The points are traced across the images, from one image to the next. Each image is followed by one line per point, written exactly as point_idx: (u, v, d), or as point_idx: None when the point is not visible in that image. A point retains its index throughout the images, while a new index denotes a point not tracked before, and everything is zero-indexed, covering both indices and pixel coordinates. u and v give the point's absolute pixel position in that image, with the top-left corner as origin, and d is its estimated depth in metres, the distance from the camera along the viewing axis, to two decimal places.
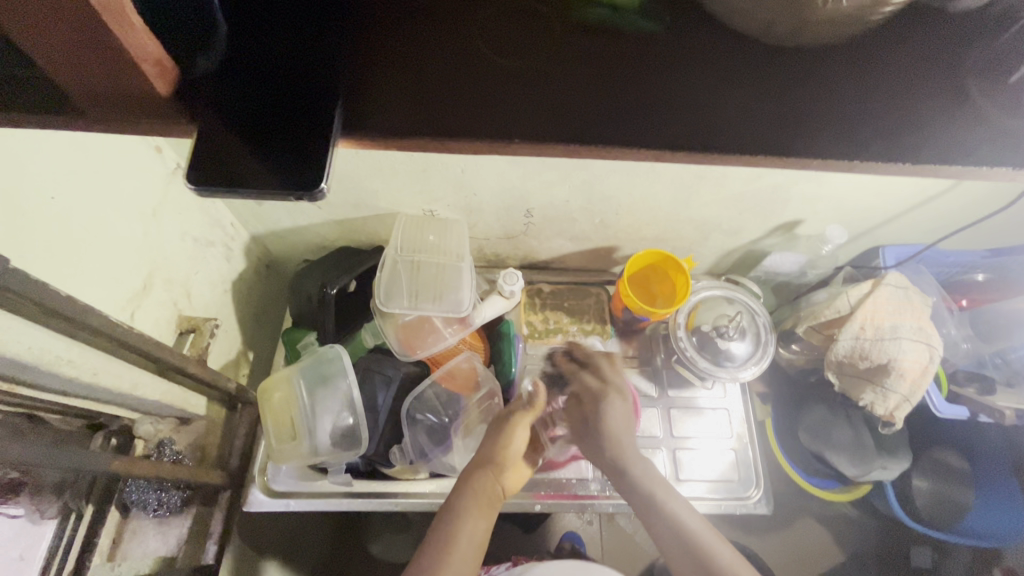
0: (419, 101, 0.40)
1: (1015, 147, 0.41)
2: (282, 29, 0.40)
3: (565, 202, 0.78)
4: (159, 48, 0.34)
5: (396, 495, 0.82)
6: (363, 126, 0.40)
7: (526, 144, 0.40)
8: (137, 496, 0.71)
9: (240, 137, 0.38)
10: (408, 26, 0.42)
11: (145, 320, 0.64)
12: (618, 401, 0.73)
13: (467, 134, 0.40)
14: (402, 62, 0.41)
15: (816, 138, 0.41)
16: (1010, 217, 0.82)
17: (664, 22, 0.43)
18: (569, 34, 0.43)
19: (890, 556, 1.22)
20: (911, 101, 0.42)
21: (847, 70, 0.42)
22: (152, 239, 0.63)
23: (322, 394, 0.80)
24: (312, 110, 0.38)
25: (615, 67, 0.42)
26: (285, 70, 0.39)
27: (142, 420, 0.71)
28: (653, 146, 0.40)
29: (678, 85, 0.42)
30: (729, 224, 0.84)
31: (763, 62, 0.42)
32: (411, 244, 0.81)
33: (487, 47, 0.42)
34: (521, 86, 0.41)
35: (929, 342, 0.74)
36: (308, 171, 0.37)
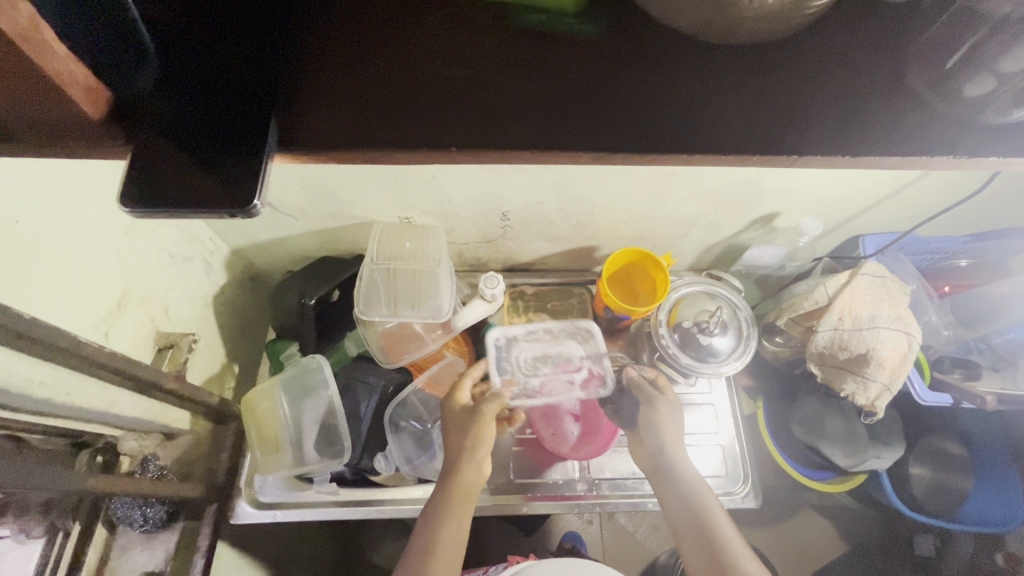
0: (361, 114, 0.41)
1: (962, 132, 0.42)
2: (216, 44, 0.41)
3: (538, 204, 0.79)
4: (87, 75, 0.35)
5: (383, 502, 0.82)
6: (302, 139, 0.40)
7: (465, 151, 0.40)
8: (123, 512, 0.71)
9: (178, 156, 0.38)
10: (347, 40, 0.43)
11: (121, 338, 0.64)
12: (666, 411, 0.79)
13: (410, 145, 0.40)
14: (344, 76, 0.42)
15: (764, 134, 0.41)
16: (989, 202, 0.82)
17: (601, 24, 0.43)
18: (506, 40, 0.43)
19: (891, 543, 1.21)
20: (858, 93, 0.42)
21: (786, 66, 0.43)
22: (127, 259, 0.63)
23: (305, 405, 0.80)
24: (247, 127, 0.39)
25: (555, 72, 0.42)
26: (223, 86, 0.40)
27: (125, 438, 0.72)
28: (595, 150, 0.40)
29: (618, 86, 0.42)
30: (706, 220, 0.84)
31: (705, 60, 0.43)
32: (388, 251, 0.81)
33: (427, 58, 0.42)
34: (459, 94, 0.41)
35: (907, 331, 0.74)
36: (243, 188, 0.37)
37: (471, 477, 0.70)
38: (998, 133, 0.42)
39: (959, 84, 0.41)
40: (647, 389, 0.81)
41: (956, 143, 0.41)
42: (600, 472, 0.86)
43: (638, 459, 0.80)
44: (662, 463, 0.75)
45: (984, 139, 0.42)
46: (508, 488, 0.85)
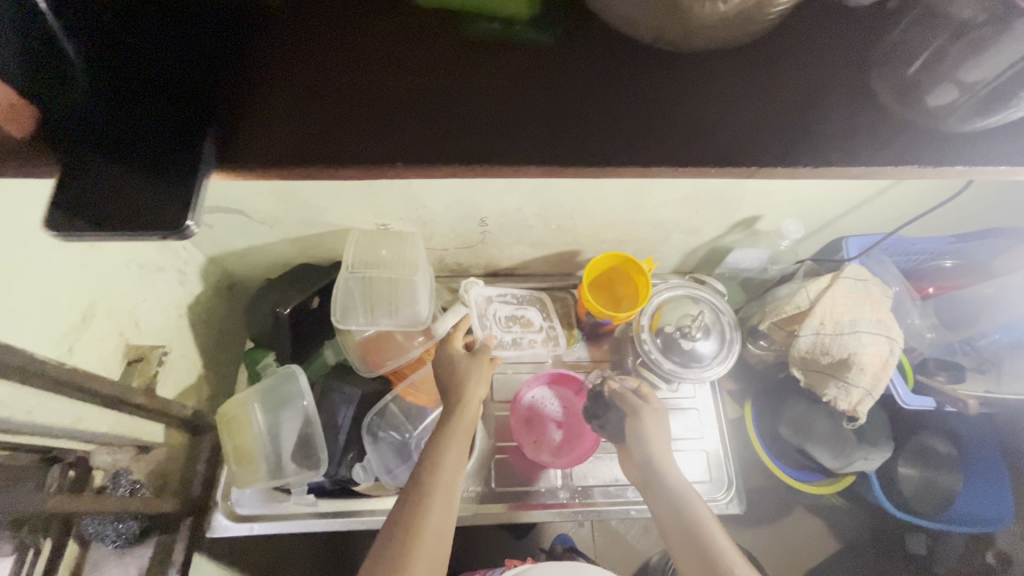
0: (300, 129, 0.39)
1: (924, 141, 0.42)
2: (143, 58, 0.39)
3: (517, 210, 0.78)
4: (10, 94, 0.35)
5: (362, 513, 0.81)
6: (234, 161, 0.39)
7: (410, 169, 0.39)
8: (94, 528, 0.70)
9: (111, 174, 0.36)
10: (282, 51, 0.41)
11: (87, 353, 0.63)
12: (653, 416, 0.77)
13: (354, 163, 0.38)
14: (282, 89, 0.40)
15: (724, 146, 0.40)
16: (973, 203, 0.81)
17: (555, 34, 0.42)
18: (459, 50, 0.42)
19: (888, 546, 1.17)
20: (820, 104, 0.42)
21: (746, 71, 0.42)
22: (93, 272, 0.62)
23: (281, 416, 0.79)
24: (178, 146, 0.37)
25: (506, 91, 0.41)
26: (164, 103, 0.38)
27: (98, 451, 0.69)
28: (552, 166, 0.39)
29: (576, 94, 0.41)
30: (687, 223, 0.83)
31: (659, 68, 0.42)
32: (364, 259, 0.80)
33: (371, 67, 0.41)
34: (406, 107, 0.40)
35: (889, 335, 0.73)
36: (174, 207, 0.35)
37: (450, 455, 0.64)
38: (957, 143, 0.42)
39: (924, 93, 0.42)
40: (632, 398, 0.79)
41: (915, 154, 0.41)
42: (583, 479, 0.86)
43: (627, 470, 0.78)
44: (649, 473, 0.73)
45: (940, 148, 0.42)
46: (490, 496, 0.84)
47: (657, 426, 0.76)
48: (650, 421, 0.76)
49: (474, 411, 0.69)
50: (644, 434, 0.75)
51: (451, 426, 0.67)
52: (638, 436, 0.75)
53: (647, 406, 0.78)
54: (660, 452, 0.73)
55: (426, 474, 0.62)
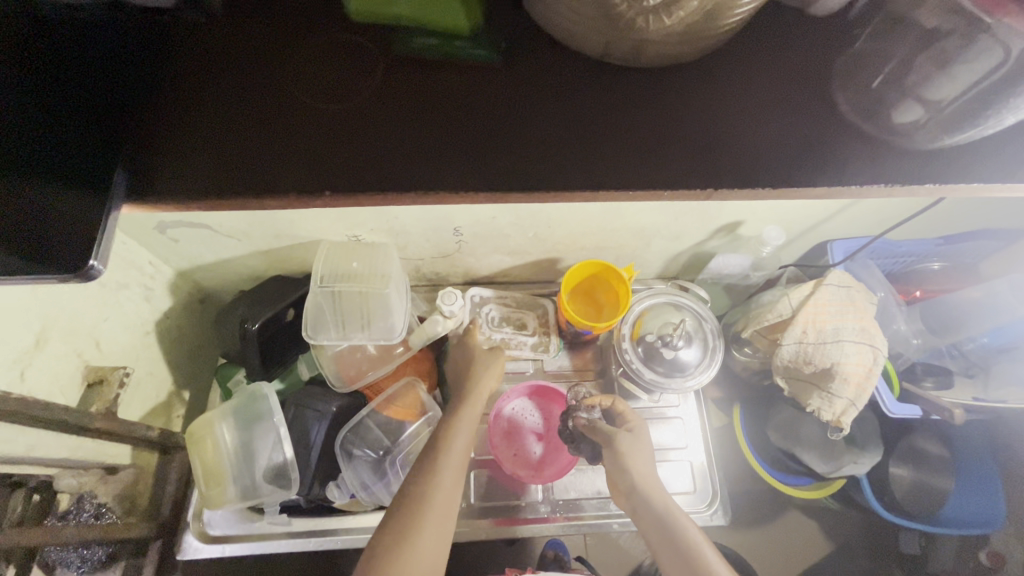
0: (221, 158, 0.41)
1: (876, 152, 0.42)
2: (55, 91, 0.40)
3: (490, 219, 0.75)
4: None
5: (338, 531, 0.80)
6: (146, 192, 0.40)
7: (338, 196, 0.39)
8: (58, 555, 0.68)
9: (11, 212, 0.37)
10: (205, 83, 0.43)
11: (40, 377, 0.61)
12: (628, 435, 0.73)
13: (274, 189, 0.40)
14: (206, 119, 0.42)
15: (664, 164, 0.41)
16: (961, 205, 0.78)
17: (498, 49, 0.43)
18: (390, 70, 0.43)
19: (881, 552, 1.15)
20: (762, 118, 0.42)
21: (693, 84, 0.43)
22: (49, 294, 0.60)
23: (251, 435, 0.77)
24: (88, 178, 0.39)
25: (434, 110, 0.41)
26: (72, 139, 0.39)
27: (63, 475, 0.67)
28: (488, 190, 0.39)
29: (507, 111, 0.41)
30: (667, 230, 0.81)
31: (598, 82, 0.42)
32: (334, 272, 0.77)
33: (297, 94, 0.42)
34: (334, 132, 0.41)
35: (872, 344, 0.71)
36: (78, 247, 0.37)
37: (455, 447, 0.64)
38: (903, 156, 0.43)
39: (887, 109, 0.44)
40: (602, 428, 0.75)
41: (865, 167, 0.42)
42: (564, 493, 0.84)
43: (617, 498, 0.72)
44: (637, 499, 0.68)
45: (892, 160, 0.43)
46: (469, 511, 0.83)
47: (638, 449, 0.72)
48: (630, 444, 0.72)
49: (474, 409, 0.71)
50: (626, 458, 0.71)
51: (456, 421, 0.68)
52: (621, 459, 0.71)
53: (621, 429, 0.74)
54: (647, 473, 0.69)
55: (427, 467, 0.62)
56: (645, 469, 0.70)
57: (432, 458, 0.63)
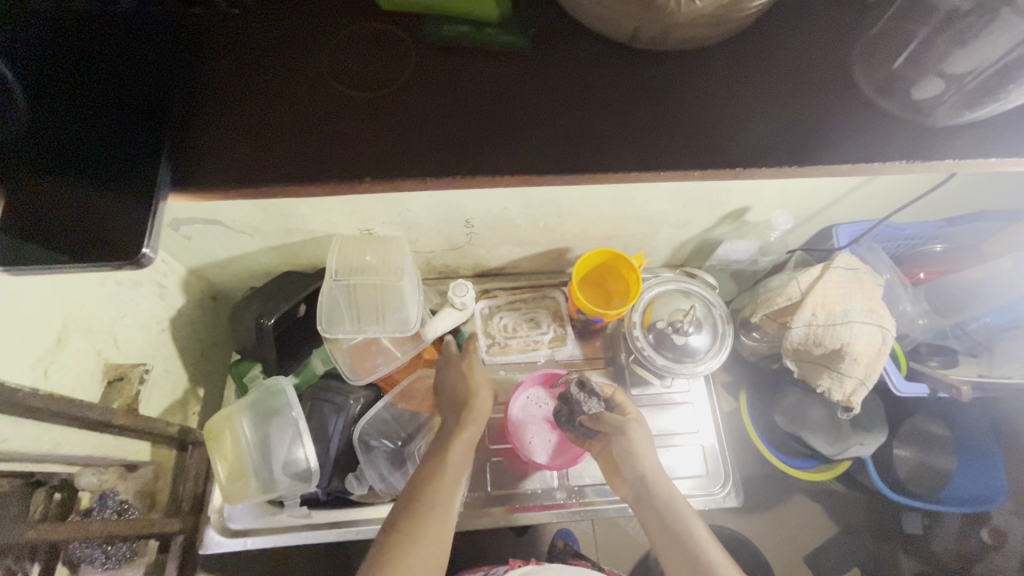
0: (258, 150, 0.41)
1: (891, 130, 0.43)
2: (97, 86, 0.40)
3: (502, 210, 0.76)
4: None
5: (357, 523, 0.80)
6: (192, 182, 0.40)
7: (382, 180, 0.39)
8: (83, 551, 0.67)
9: (70, 207, 0.37)
10: (243, 75, 0.43)
11: (62, 375, 0.61)
12: (638, 426, 0.74)
13: (310, 176, 0.39)
14: (244, 111, 0.42)
15: (697, 145, 0.41)
16: (965, 187, 0.80)
17: (527, 36, 0.43)
18: (423, 60, 0.43)
19: (885, 531, 1.17)
20: (784, 102, 0.43)
21: (718, 69, 0.43)
22: (69, 292, 0.60)
23: (269, 428, 0.77)
24: (133, 169, 0.39)
25: (466, 98, 0.42)
26: (119, 130, 0.39)
27: (83, 472, 0.67)
28: (525, 172, 0.39)
29: (538, 98, 0.42)
30: (676, 217, 0.81)
31: (627, 69, 0.43)
32: (347, 266, 0.77)
33: (328, 84, 0.42)
34: (369, 123, 0.41)
35: (881, 324, 0.72)
36: (129, 236, 0.36)
37: (453, 464, 0.65)
38: (923, 133, 0.44)
39: (905, 86, 0.44)
40: (609, 416, 0.75)
41: (877, 146, 0.43)
42: (579, 479, 0.85)
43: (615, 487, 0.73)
44: (643, 490, 0.68)
45: (912, 138, 0.43)
46: (486, 500, 0.84)
47: (647, 442, 0.73)
48: (640, 436, 0.73)
49: (483, 406, 0.73)
50: (638, 447, 0.71)
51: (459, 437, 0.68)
52: (630, 449, 0.71)
53: (629, 419, 0.75)
54: (656, 464, 0.70)
55: (428, 482, 0.63)
56: (653, 458, 0.71)
57: (436, 473, 0.64)
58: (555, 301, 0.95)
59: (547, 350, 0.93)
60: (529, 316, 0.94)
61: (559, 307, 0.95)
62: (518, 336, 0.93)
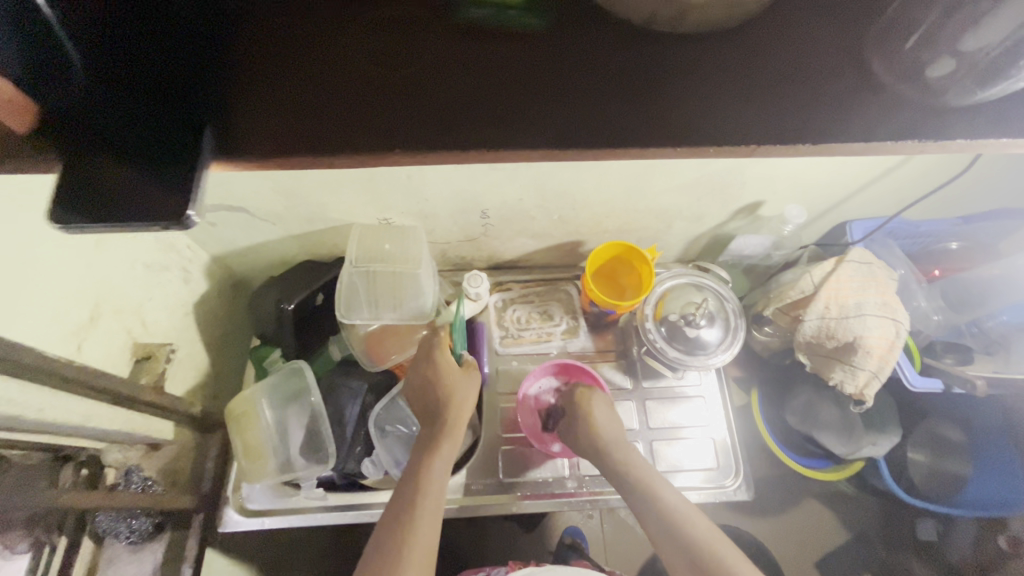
0: (298, 118, 0.38)
1: (920, 114, 0.41)
2: (136, 34, 0.36)
3: (517, 201, 0.77)
4: (11, 88, 0.32)
5: (371, 506, 0.82)
6: (234, 146, 0.38)
7: (409, 154, 0.39)
8: (108, 525, 0.70)
9: (109, 171, 0.35)
10: (276, 39, 0.40)
11: (94, 352, 0.63)
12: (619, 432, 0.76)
13: (344, 147, 0.38)
14: (278, 75, 0.39)
15: (728, 122, 0.40)
16: (980, 184, 0.79)
17: (551, 18, 0.42)
18: (451, 36, 0.41)
19: (895, 532, 1.16)
20: (813, 79, 0.41)
21: (744, 48, 0.42)
22: (99, 271, 0.62)
23: (290, 411, 0.80)
24: (174, 134, 0.36)
25: (496, 73, 0.40)
26: (160, 88, 0.37)
27: (109, 450, 0.70)
28: (550, 147, 0.39)
29: (564, 81, 0.41)
30: (689, 210, 0.82)
31: (652, 47, 0.42)
32: (365, 253, 0.79)
33: (365, 57, 0.40)
34: (406, 96, 0.39)
35: (895, 317, 0.72)
36: (173, 197, 0.34)
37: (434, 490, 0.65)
38: (940, 114, 0.41)
39: (920, 67, 0.42)
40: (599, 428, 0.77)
41: (903, 124, 0.41)
42: (589, 468, 0.86)
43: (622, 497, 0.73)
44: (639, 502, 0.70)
45: (937, 121, 0.41)
46: (498, 487, 0.85)
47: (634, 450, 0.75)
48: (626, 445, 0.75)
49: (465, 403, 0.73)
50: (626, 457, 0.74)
51: (429, 479, 0.66)
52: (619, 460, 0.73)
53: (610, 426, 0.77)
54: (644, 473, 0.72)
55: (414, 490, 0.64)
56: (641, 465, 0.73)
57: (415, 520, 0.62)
58: (568, 294, 0.96)
59: (560, 341, 0.94)
60: (541, 308, 0.96)
61: (572, 299, 0.96)
62: (531, 328, 0.94)
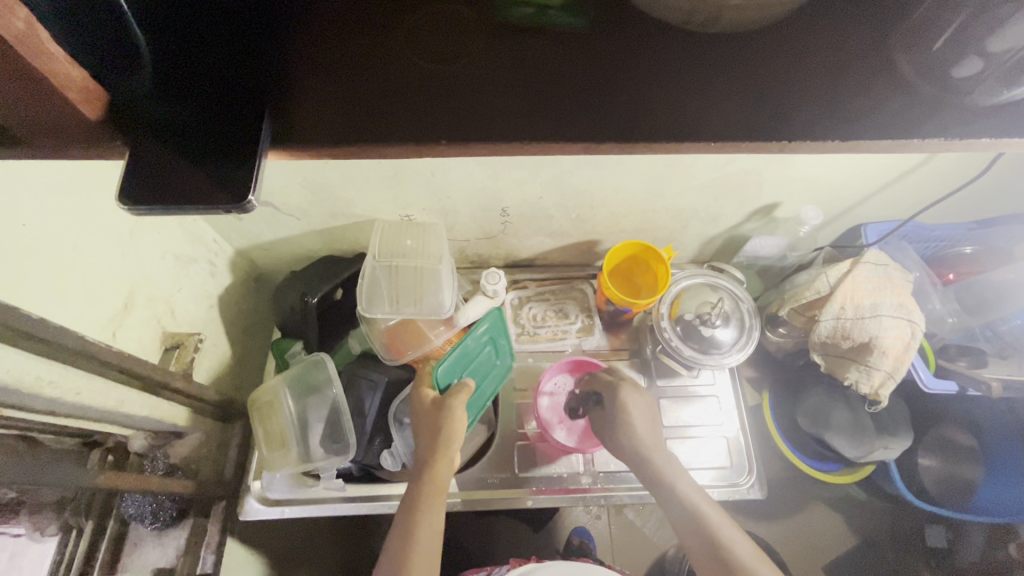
0: (352, 112, 0.40)
1: (944, 113, 0.42)
2: (204, 27, 0.38)
3: (537, 199, 0.79)
4: (85, 78, 0.34)
5: (389, 498, 0.83)
6: (291, 136, 0.40)
7: (455, 146, 0.41)
8: (135, 509, 0.72)
9: (175, 158, 0.38)
10: (331, 31, 0.41)
11: (127, 338, 0.65)
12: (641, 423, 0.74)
13: (395, 139, 0.40)
14: (332, 70, 0.41)
15: (756, 119, 0.42)
16: (996, 188, 0.80)
17: (589, 17, 0.43)
18: (494, 35, 0.42)
19: (905, 537, 1.16)
20: (841, 79, 0.42)
21: (776, 48, 0.43)
22: (133, 261, 0.64)
23: (311, 402, 0.81)
24: (236, 121, 0.38)
25: (536, 72, 0.42)
26: (224, 79, 0.39)
27: (135, 436, 0.71)
28: (585, 141, 0.41)
29: (600, 79, 0.42)
30: (706, 211, 0.83)
31: (685, 47, 0.43)
32: (389, 249, 0.81)
33: (415, 55, 0.42)
34: (452, 94, 0.41)
35: (910, 318, 0.73)
36: (234, 182, 0.37)
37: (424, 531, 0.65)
38: (961, 114, 0.42)
39: (946, 67, 0.43)
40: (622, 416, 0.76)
41: (924, 123, 0.42)
42: (604, 465, 0.87)
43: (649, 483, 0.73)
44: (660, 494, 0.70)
45: (959, 120, 0.42)
46: (513, 482, 0.86)
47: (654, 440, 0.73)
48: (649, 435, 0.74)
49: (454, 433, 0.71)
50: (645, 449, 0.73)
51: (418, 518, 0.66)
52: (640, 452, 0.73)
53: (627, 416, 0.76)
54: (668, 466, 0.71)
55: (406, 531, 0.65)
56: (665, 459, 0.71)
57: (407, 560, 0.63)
58: (584, 292, 0.98)
59: (575, 339, 0.95)
60: (557, 306, 0.97)
61: (587, 298, 0.97)
62: (547, 326, 0.96)
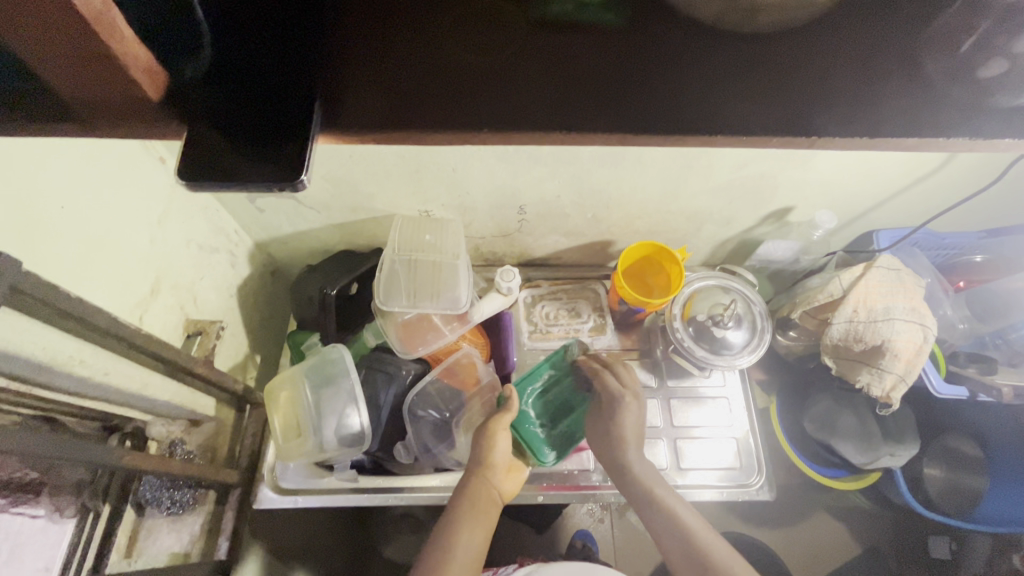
0: (395, 96, 0.41)
1: (968, 114, 0.43)
2: (258, 23, 0.40)
3: (556, 198, 0.80)
4: (149, 58, 0.35)
5: (399, 490, 0.84)
6: (339, 122, 0.41)
7: (495, 132, 0.41)
8: (152, 494, 0.72)
9: (227, 139, 0.38)
10: (376, 24, 0.43)
11: (153, 323, 0.66)
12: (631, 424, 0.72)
13: (437, 124, 0.41)
14: (375, 59, 0.42)
15: (788, 114, 0.43)
16: (1007, 196, 0.82)
17: (625, 15, 0.45)
18: (533, 32, 0.44)
19: (910, 545, 1.16)
20: (867, 80, 0.43)
21: (804, 48, 0.44)
22: (161, 247, 0.66)
23: (327, 393, 0.82)
24: (288, 103, 0.39)
25: (572, 66, 0.43)
26: (276, 68, 0.40)
27: (154, 423, 0.72)
28: (619, 132, 0.42)
29: (633, 74, 0.43)
30: (719, 214, 0.84)
31: (716, 44, 0.44)
32: (408, 244, 0.82)
33: (455, 45, 0.43)
34: (492, 83, 0.42)
35: (923, 322, 0.74)
36: (287, 162, 0.38)
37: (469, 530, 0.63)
38: (984, 114, 0.43)
39: (972, 67, 0.44)
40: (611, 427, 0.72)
41: (950, 122, 0.42)
42: None
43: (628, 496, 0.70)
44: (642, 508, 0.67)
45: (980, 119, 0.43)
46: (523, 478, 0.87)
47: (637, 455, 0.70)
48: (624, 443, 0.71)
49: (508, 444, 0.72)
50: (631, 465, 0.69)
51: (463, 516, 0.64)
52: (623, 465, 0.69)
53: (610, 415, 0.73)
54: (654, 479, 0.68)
55: (450, 527, 0.64)
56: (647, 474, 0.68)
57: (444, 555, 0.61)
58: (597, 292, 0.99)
59: (587, 338, 0.96)
60: (570, 305, 0.98)
61: (600, 298, 0.98)
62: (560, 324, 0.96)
